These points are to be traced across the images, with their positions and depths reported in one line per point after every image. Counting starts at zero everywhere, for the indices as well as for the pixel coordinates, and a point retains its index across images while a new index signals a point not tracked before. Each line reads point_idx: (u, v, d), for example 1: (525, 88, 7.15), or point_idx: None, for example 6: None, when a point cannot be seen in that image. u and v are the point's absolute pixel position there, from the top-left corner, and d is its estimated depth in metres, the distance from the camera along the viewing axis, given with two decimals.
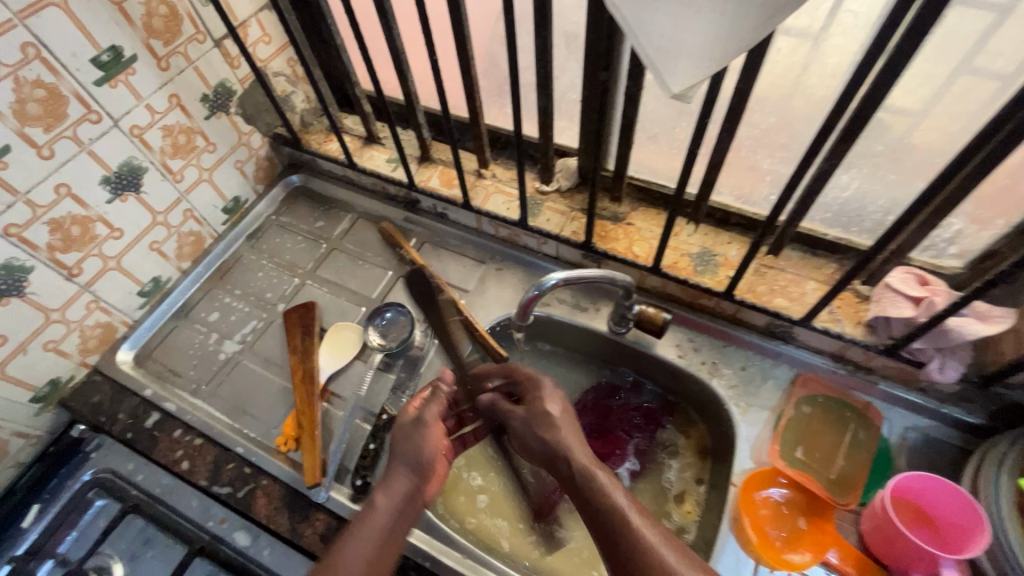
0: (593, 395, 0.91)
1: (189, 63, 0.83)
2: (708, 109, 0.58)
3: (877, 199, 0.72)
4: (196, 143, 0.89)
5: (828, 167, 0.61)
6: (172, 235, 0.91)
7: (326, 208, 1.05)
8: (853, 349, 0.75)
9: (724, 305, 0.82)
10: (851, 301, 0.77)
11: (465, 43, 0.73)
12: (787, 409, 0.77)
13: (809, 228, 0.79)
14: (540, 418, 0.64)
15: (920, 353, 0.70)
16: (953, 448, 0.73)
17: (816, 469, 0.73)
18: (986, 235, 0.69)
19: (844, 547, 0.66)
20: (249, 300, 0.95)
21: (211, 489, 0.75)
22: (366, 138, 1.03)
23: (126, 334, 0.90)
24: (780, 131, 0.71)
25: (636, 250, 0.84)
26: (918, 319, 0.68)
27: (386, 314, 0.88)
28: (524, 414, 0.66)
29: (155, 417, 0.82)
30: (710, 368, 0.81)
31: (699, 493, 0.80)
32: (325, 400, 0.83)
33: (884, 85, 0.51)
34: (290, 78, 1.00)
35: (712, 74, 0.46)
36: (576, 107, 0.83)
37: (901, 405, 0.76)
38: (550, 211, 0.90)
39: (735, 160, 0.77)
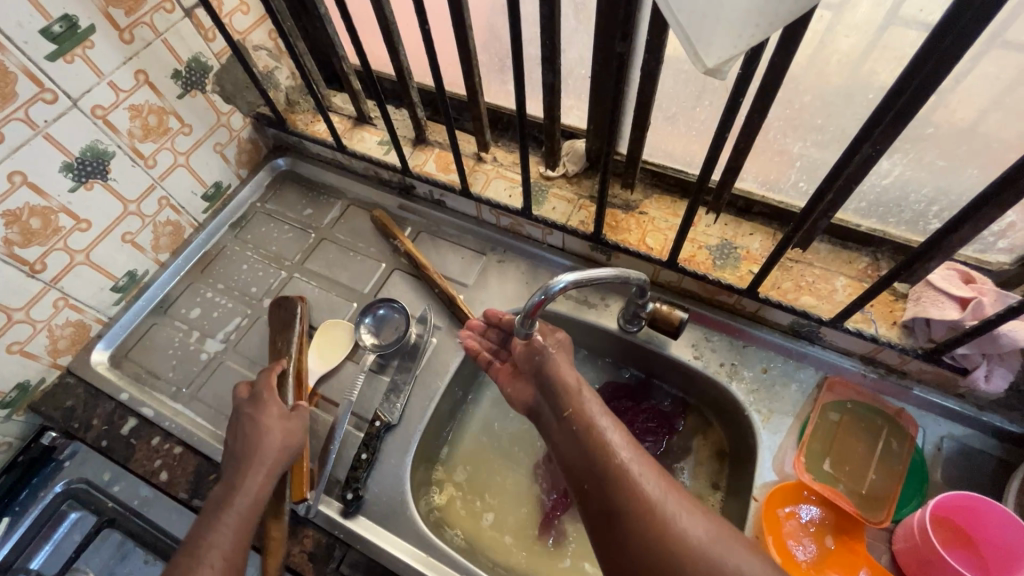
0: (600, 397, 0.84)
1: (157, 36, 0.75)
2: (740, 88, 0.51)
3: (921, 188, 0.64)
4: (169, 125, 0.81)
5: (874, 154, 0.54)
6: (147, 225, 0.84)
7: (315, 194, 0.98)
8: (887, 352, 0.69)
9: (745, 302, 0.75)
10: (886, 300, 0.70)
11: (463, 12, 0.65)
12: (813, 416, 0.71)
13: (840, 219, 0.72)
14: (541, 356, 0.64)
15: (964, 359, 0.64)
16: (992, 460, 0.67)
17: (844, 482, 0.67)
18: None
19: (876, 568, 0.61)
20: (233, 294, 0.88)
21: (191, 503, 0.70)
22: (356, 118, 0.95)
23: (101, 333, 0.83)
24: (815, 111, 0.64)
25: (650, 241, 0.78)
26: (963, 322, 0.61)
27: (378, 311, 0.82)
28: (524, 349, 0.66)
29: (131, 424, 0.76)
30: (729, 370, 0.75)
31: (715, 502, 0.75)
32: (313, 404, 0.77)
33: None
34: (272, 52, 0.91)
35: (754, 45, 0.38)
36: (586, 84, 0.75)
37: (937, 413, 0.70)
38: (555, 198, 0.83)
39: (763, 144, 0.70)
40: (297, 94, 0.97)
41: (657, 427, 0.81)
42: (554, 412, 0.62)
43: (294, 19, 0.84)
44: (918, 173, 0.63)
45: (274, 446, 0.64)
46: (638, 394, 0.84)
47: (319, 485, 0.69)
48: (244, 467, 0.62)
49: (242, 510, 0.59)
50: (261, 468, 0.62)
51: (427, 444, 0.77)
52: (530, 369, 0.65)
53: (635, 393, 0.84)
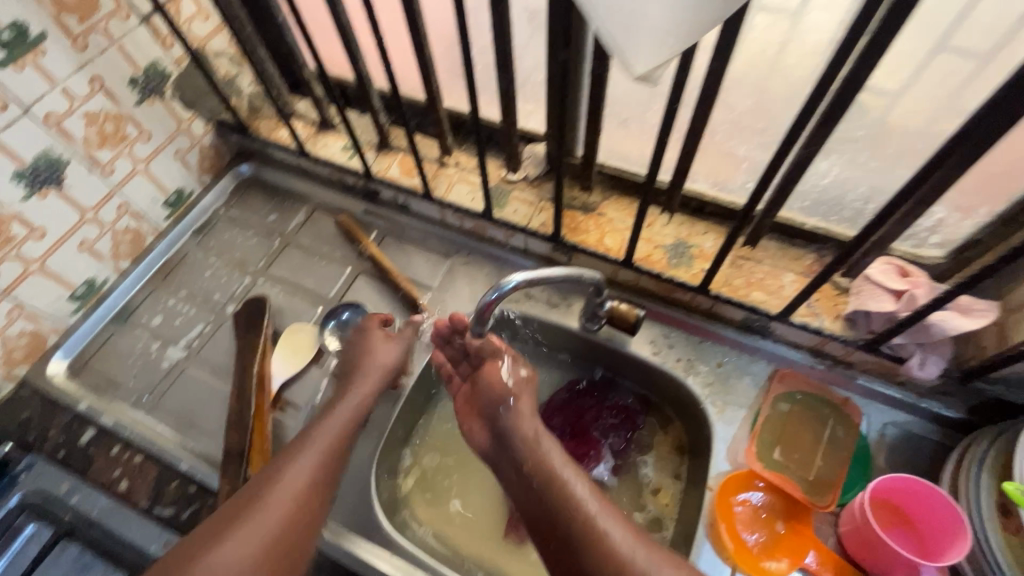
0: (564, 395, 0.85)
1: (112, 42, 0.75)
2: (677, 93, 0.54)
3: (857, 186, 0.68)
4: (127, 132, 0.81)
5: (806, 155, 0.57)
6: (105, 233, 0.83)
7: (280, 200, 0.98)
8: (832, 344, 0.72)
9: (699, 299, 0.78)
10: (830, 294, 0.74)
11: (417, 19, 0.67)
12: (764, 407, 0.74)
13: (787, 217, 0.74)
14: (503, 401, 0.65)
15: (900, 348, 0.68)
16: (932, 444, 0.71)
17: (794, 469, 0.70)
18: (969, 224, 0.65)
19: (822, 551, 0.64)
20: (196, 301, 0.88)
21: (152, 511, 0.69)
22: (319, 123, 0.95)
23: (58, 342, 0.82)
24: (757, 114, 0.67)
25: (608, 242, 0.80)
26: (898, 313, 0.65)
27: (343, 315, 0.83)
28: (486, 390, 0.67)
29: (90, 433, 0.75)
30: (685, 365, 0.78)
31: (675, 493, 0.77)
32: (277, 409, 0.77)
33: (866, 66, 0.47)
34: (233, 59, 0.91)
35: (680, 51, 0.40)
36: (542, 90, 0.77)
37: (880, 401, 0.73)
38: (517, 201, 0.85)
39: (710, 146, 0.73)
40: (260, 100, 0.97)
41: (619, 423, 0.82)
42: (515, 463, 0.61)
43: (254, 26, 0.85)
44: (854, 173, 0.67)
45: (378, 371, 0.72)
46: (601, 391, 0.85)
47: None
48: (350, 385, 0.70)
49: (345, 421, 0.66)
50: (357, 384, 0.70)
51: (392, 445, 0.78)
52: (490, 412, 0.66)
53: (598, 390, 0.85)
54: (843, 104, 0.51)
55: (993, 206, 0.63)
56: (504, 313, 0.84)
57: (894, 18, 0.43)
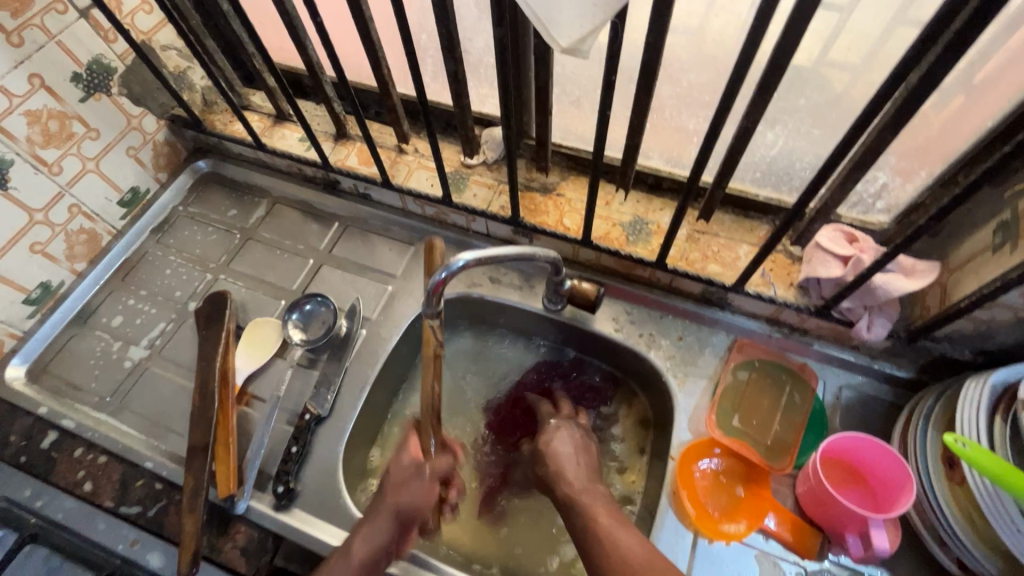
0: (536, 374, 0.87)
1: (50, 38, 0.73)
2: (613, 66, 0.54)
3: (803, 155, 0.69)
4: (73, 130, 0.79)
5: (747, 126, 0.58)
6: (58, 234, 0.82)
7: (239, 195, 0.97)
8: (787, 312, 0.74)
9: (659, 275, 0.79)
10: (783, 263, 0.75)
11: (358, 3, 0.66)
12: (724, 377, 0.75)
13: (740, 189, 0.76)
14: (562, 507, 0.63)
15: (850, 312, 0.69)
16: (884, 404, 0.73)
17: (753, 435, 0.72)
18: (911, 187, 0.67)
19: (781, 512, 0.66)
20: (157, 300, 0.87)
21: (118, 511, 0.69)
22: (275, 115, 0.94)
23: (15, 347, 0.81)
24: (702, 88, 0.68)
25: (567, 222, 0.81)
26: (846, 278, 0.67)
27: (305, 307, 0.82)
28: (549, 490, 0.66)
29: (52, 437, 0.75)
30: (647, 340, 0.79)
31: (642, 465, 0.79)
32: (244, 403, 0.77)
33: (793, 33, 0.48)
34: (182, 52, 0.90)
35: (606, 19, 0.40)
36: (493, 71, 0.77)
37: (836, 365, 0.75)
38: (476, 185, 0.85)
39: (661, 122, 0.73)
40: (213, 94, 0.95)
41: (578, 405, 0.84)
42: None
43: (200, 17, 0.83)
44: (799, 142, 0.68)
45: (415, 496, 0.63)
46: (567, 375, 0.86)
47: (248, 481, 0.69)
48: (380, 502, 0.62)
49: (367, 548, 0.59)
50: (370, 523, 0.60)
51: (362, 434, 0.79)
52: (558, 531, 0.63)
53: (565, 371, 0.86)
54: (774, 72, 0.52)
55: (932, 168, 0.64)
56: (469, 298, 0.85)
57: None
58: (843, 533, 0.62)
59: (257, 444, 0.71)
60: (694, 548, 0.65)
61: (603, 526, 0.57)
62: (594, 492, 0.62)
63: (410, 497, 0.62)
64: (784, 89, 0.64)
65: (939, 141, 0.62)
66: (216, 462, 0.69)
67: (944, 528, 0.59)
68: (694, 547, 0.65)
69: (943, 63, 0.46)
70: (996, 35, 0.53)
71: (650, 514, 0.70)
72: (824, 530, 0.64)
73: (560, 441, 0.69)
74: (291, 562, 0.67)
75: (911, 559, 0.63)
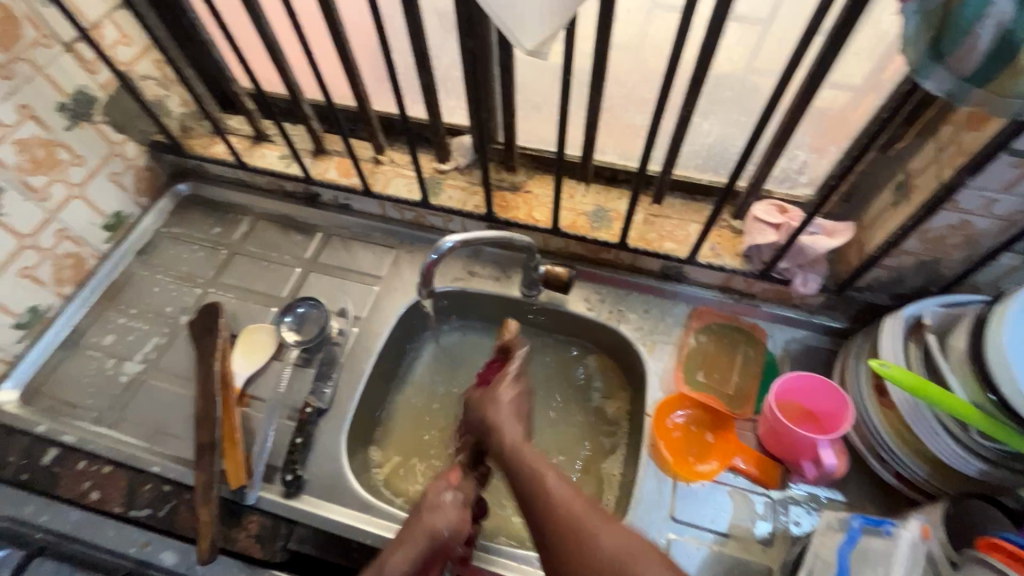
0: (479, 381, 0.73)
1: (37, 71, 0.77)
2: (570, 69, 0.64)
3: (735, 141, 0.80)
4: (59, 157, 0.82)
5: (685, 115, 0.68)
6: (46, 259, 0.84)
7: (222, 214, 1.01)
8: (736, 279, 0.84)
9: (622, 256, 0.88)
10: (728, 237, 0.85)
11: (339, 26, 0.73)
12: (687, 341, 0.84)
13: (683, 175, 0.87)
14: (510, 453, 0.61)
15: (787, 272, 0.80)
16: (826, 351, 0.83)
17: (717, 388, 0.81)
18: (825, 162, 0.79)
19: (747, 452, 0.74)
20: (147, 317, 0.90)
21: (127, 515, 0.72)
22: (254, 137, 1.00)
23: (6, 372, 0.82)
24: (645, 88, 0.78)
25: (536, 215, 0.89)
26: (781, 242, 0.77)
27: (298, 310, 0.87)
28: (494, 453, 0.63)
29: (53, 453, 0.76)
30: (617, 315, 0.87)
31: (621, 427, 0.86)
32: (244, 405, 0.81)
33: (715, 33, 0.58)
34: (160, 81, 0.94)
35: (563, 27, 0.50)
36: (460, 84, 0.85)
37: (781, 322, 0.86)
38: (451, 188, 0.92)
39: (613, 120, 0.83)
40: (191, 120, 1.00)
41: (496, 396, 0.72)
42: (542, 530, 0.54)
43: (179, 47, 0.88)
44: (731, 130, 0.79)
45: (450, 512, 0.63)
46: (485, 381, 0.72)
47: (257, 472, 0.72)
48: (412, 519, 0.62)
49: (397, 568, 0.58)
50: (402, 545, 0.60)
51: (362, 423, 0.83)
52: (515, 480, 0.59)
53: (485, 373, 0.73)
54: (703, 67, 0.62)
55: (839, 143, 0.76)
56: (451, 291, 0.91)
57: None
58: (799, 461, 0.71)
59: (263, 440, 0.75)
60: (675, 491, 0.73)
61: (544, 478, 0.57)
62: (526, 449, 0.61)
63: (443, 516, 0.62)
64: (710, 85, 0.75)
65: (842, 120, 0.74)
66: (225, 459, 0.73)
67: (880, 444, 0.69)
68: (675, 490, 0.73)
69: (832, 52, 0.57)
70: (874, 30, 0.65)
71: (634, 469, 0.78)
72: (784, 462, 0.73)
73: (500, 399, 0.66)
74: (304, 544, 0.70)
75: (858, 479, 0.73)
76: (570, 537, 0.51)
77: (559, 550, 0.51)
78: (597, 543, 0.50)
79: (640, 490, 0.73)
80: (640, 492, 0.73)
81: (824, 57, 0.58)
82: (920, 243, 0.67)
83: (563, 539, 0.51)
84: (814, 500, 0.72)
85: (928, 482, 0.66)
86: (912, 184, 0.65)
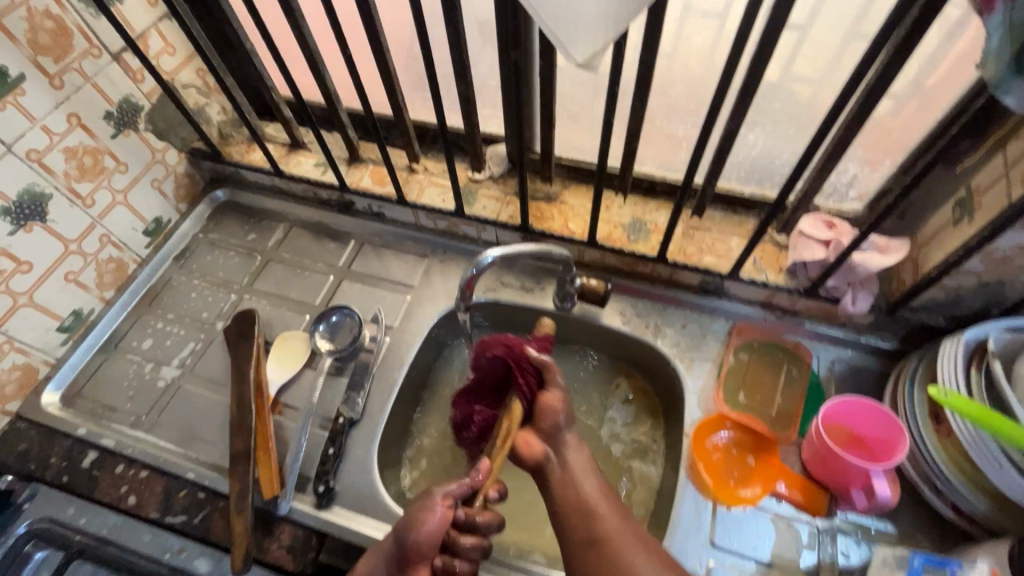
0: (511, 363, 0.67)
1: (86, 80, 0.78)
2: (616, 79, 0.62)
3: (781, 152, 0.77)
4: (105, 164, 0.84)
5: (733, 126, 0.66)
6: (89, 263, 0.86)
7: (257, 220, 1.02)
8: (779, 295, 0.81)
9: (660, 269, 0.86)
10: (772, 252, 0.83)
11: (379, 35, 0.73)
12: (727, 358, 0.82)
13: (726, 187, 0.84)
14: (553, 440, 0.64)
15: (835, 290, 0.77)
16: (874, 373, 0.80)
17: (759, 409, 0.78)
18: (878, 176, 0.75)
19: (791, 477, 0.71)
20: (185, 322, 0.91)
21: (163, 520, 0.72)
22: (290, 144, 1.00)
23: (49, 374, 0.84)
24: (689, 98, 0.76)
25: (572, 226, 0.87)
26: (829, 258, 0.74)
27: (331, 318, 0.87)
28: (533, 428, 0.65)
29: (92, 456, 0.78)
30: (654, 330, 0.85)
31: (656, 446, 0.84)
32: (277, 412, 0.81)
33: (770, 43, 0.56)
34: (201, 90, 0.96)
35: (613, 39, 0.49)
36: (498, 93, 0.84)
37: (827, 341, 0.82)
38: (485, 198, 0.91)
39: (653, 131, 0.81)
40: (229, 127, 1.01)
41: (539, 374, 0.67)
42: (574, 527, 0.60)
43: (221, 56, 0.89)
44: (778, 141, 0.76)
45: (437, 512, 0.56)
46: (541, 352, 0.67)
47: (290, 482, 0.72)
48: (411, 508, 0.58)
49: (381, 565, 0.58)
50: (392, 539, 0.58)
51: (392, 434, 0.83)
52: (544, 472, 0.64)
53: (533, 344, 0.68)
54: (755, 78, 0.60)
55: (894, 157, 0.73)
56: (483, 301, 0.90)
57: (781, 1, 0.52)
58: (848, 489, 0.68)
59: (296, 449, 0.75)
60: (714, 515, 0.70)
61: (572, 473, 0.62)
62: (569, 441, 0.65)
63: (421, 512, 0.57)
64: (761, 96, 0.72)
65: (897, 133, 0.70)
66: (258, 468, 0.73)
67: (935, 474, 0.65)
68: (714, 514, 0.70)
69: (895, 63, 0.55)
70: (936, 40, 0.62)
71: (670, 491, 0.76)
72: (831, 490, 0.70)
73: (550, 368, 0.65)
74: (336, 556, 0.71)
75: (910, 510, 0.69)
76: (603, 547, 0.58)
77: (589, 550, 0.58)
78: (628, 559, 0.57)
79: (677, 514, 0.71)
80: (678, 515, 0.70)
81: (886, 68, 0.56)
82: (984, 263, 0.64)
83: (594, 543, 0.58)
84: (862, 531, 0.68)
85: (989, 518, 0.62)
86: (977, 202, 0.62)
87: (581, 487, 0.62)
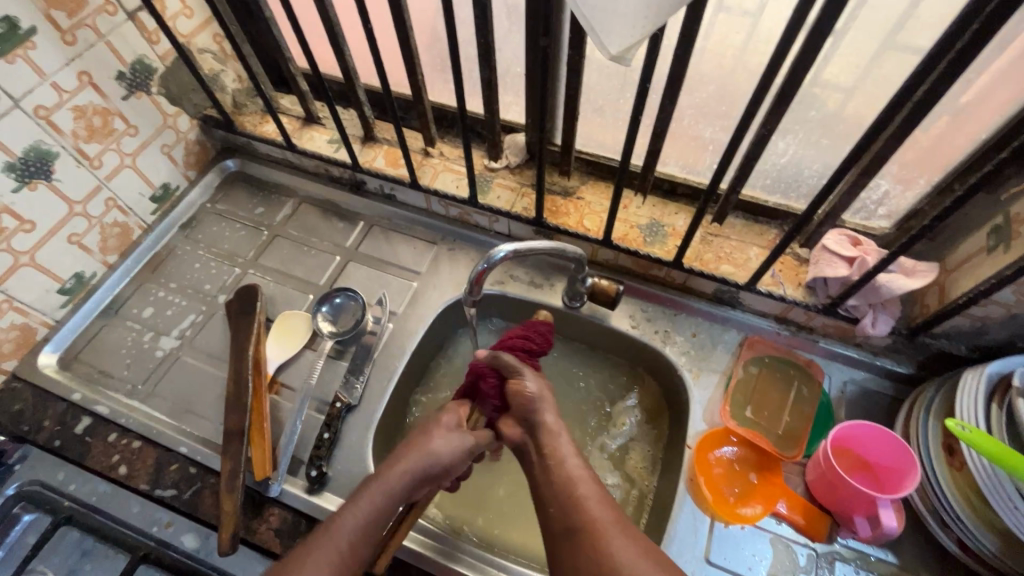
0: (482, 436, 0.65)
1: (100, 38, 0.76)
2: (648, 76, 0.59)
3: (812, 164, 0.75)
4: (114, 126, 0.82)
5: (765, 132, 0.63)
6: (94, 226, 0.84)
7: (266, 193, 1.00)
8: (795, 310, 0.79)
9: (674, 275, 0.83)
10: (792, 265, 0.80)
11: (403, 11, 0.70)
12: (736, 371, 0.79)
13: (750, 196, 0.82)
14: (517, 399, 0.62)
15: (855, 310, 0.74)
16: (886, 398, 0.78)
17: (765, 426, 0.76)
18: (910, 195, 0.72)
19: (792, 498, 0.70)
20: (187, 293, 0.89)
21: (153, 493, 0.72)
22: (305, 118, 0.98)
23: (48, 336, 0.83)
24: (719, 100, 0.73)
25: (587, 223, 0.85)
26: (852, 277, 0.71)
27: (335, 300, 0.86)
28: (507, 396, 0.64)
29: (86, 422, 0.77)
30: (663, 336, 0.83)
31: (655, 457, 0.82)
32: (274, 391, 0.80)
33: (813, 50, 0.53)
34: (217, 55, 0.93)
35: (650, 34, 0.46)
36: (521, 80, 0.81)
37: (840, 361, 0.80)
38: (500, 187, 0.89)
39: (680, 130, 0.78)
40: (244, 96, 0.98)
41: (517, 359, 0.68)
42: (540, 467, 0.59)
43: (239, 22, 0.86)
44: (808, 151, 0.73)
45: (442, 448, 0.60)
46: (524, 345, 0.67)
47: (283, 465, 0.72)
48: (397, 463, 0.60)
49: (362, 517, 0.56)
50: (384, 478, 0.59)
51: (389, 423, 0.82)
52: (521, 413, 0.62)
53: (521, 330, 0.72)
54: (792, 84, 0.57)
55: (930, 176, 0.69)
56: (491, 293, 0.88)
57: (832, 5, 0.49)
58: (851, 516, 0.66)
59: (291, 430, 0.74)
60: (711, 532, 0.69)
61: (569, 470, 0.57)
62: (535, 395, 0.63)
63: (428, 467, 0.59)
64: (796, 104, 0.69)
65: (935, 152, 0.67)
66: (251, 448, 0.72)
67: (944, 508, 0.63)
68: (711, 531, 0.69)
69: (946, 79, 0.52)
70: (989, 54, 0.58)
71: (668, 503, 0.74)
72: (833, 514, 0.68)
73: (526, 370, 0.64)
74: None
75: (914, 542, 0.68)
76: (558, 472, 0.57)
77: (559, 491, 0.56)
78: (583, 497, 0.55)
79: (674, 527, 0.69)
80: (674, 529, 0.69)
81: (933, 85, 0.53)
82: (1015, 296, 0.60)
83: (556, 473, 0.57)
84: (862, 559, 0.67)
85: (996, 557, 0.60)
86: (1015, 231, 0.59)
87: (558, 451, 0.59)
